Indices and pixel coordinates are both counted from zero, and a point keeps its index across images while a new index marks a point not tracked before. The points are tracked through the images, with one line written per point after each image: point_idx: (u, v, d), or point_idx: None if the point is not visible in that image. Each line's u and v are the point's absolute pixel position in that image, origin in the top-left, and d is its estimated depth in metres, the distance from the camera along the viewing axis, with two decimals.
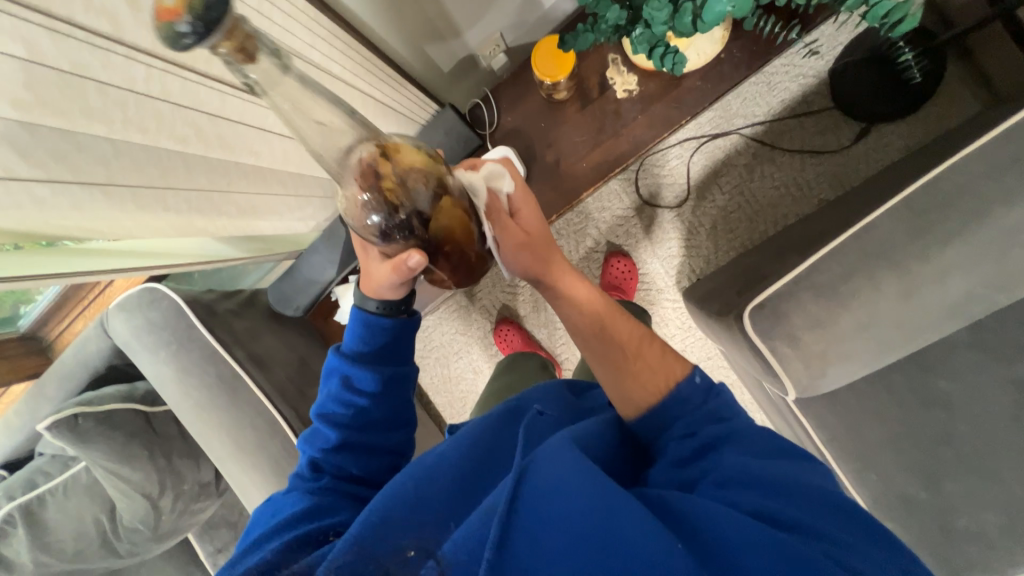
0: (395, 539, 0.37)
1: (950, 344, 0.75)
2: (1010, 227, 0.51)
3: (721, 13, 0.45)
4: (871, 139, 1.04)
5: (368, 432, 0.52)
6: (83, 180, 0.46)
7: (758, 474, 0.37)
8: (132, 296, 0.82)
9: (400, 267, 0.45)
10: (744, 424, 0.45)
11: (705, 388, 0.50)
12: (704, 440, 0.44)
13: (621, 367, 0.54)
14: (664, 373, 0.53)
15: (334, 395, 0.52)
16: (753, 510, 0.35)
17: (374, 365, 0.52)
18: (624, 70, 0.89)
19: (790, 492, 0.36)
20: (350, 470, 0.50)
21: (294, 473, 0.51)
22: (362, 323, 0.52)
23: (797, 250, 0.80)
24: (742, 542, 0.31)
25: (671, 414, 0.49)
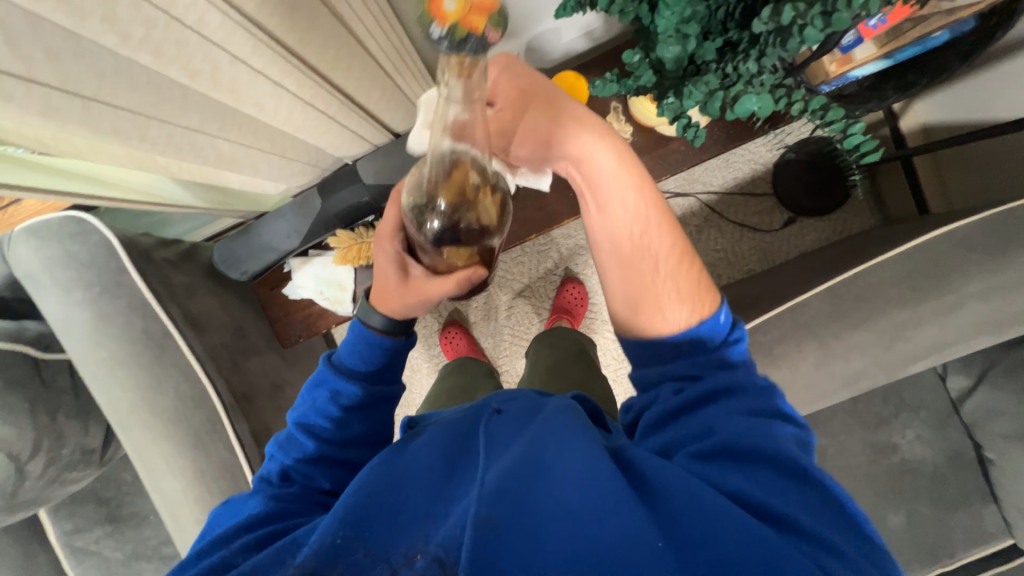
0: (393, 547, 0.39)
1: (833, 408, 0.91)
2: (898, 324, 0.64)
3: (748, 110, 0.53)
4: (794, 228, 1.22)
5: (344, 448, 0.54)
6: (67, 87, 0.41)
7: (735, 446, 0.42)
8: (53, 222, 0.70)
9: (463, 281, 0.54)
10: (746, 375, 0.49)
11: (726, 328, 0.51)
12: (702, 390, 0.47)
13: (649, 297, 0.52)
14: (690, 304, 0.51)
15: (319, 407, 0.55)
16: (734, 491, 0.40)
17: (364, 382, 0.56)
18: (623, 119, 0.96)
19: (758, 467, 0.41)
20: (320, 482, 0.52)
21: (262, 476, 0.53)
22: (360, 338, 0.57)
23: (734, 308, 0.92)
24: (708, 512, 0.37)
25: (685, 348, 0.50)
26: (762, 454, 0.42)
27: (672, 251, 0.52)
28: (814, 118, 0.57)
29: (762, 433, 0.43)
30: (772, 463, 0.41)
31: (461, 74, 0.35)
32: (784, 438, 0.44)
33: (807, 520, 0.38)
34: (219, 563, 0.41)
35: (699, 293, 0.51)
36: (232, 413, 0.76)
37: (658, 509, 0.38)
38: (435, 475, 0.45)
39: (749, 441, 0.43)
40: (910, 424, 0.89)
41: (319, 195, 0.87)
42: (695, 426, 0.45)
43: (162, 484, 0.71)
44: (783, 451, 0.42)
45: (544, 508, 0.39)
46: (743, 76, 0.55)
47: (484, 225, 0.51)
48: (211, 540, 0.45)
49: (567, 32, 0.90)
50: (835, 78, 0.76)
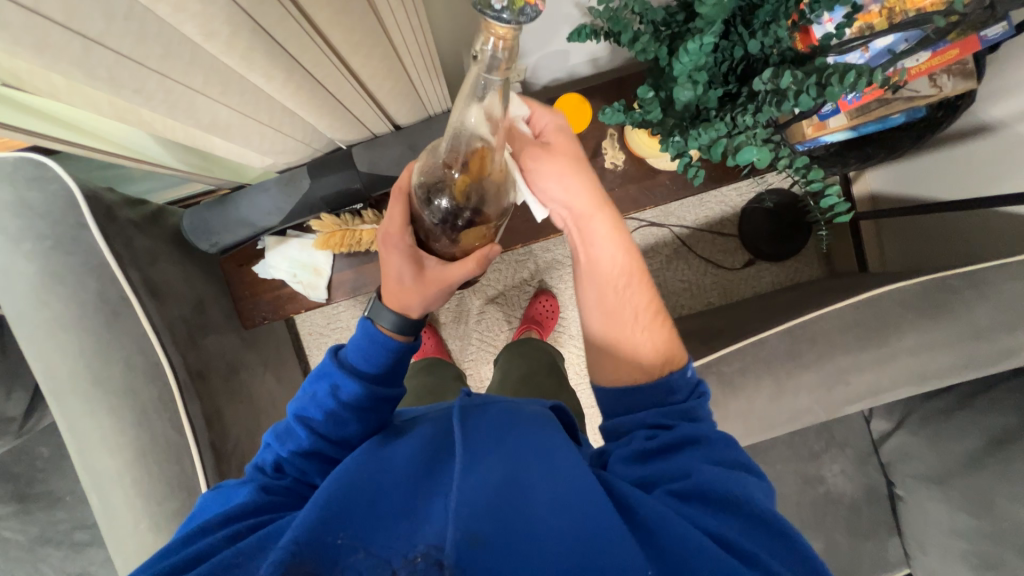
0: (367, 550, 0.38)
1: (774, 440, 0.98)
2: (841, 367, 0.72)
3: (748, 159, 0.58)
4: (753, 269, 1.32)
5: (340, 446, 0.52)
6: (73, 25, 0.38)
7: (709, 491, 0.44)
8: (3, 161, 0.63)
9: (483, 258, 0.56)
10: (711, 429, 0.52)
11: (691, 385, 0.56)
12: (676, 441, 0.49)
13: (618, 343, 0.58)
14: (654, 351, 0.57)
15: (319, 401, 0.52)
16: (710, 531, 0.42)
17: (367, 381, 0.53)
18: (617, 147, 1.01)
19: (729, 507, 0.44)
20: (313, 478, 0.50)
21: (254, 466, 0.51)
22: (371, 338, 0.54)
23: (697, 338, 0.98)
24: (685, 551, 0.39)
25: (653, 395, 0.55)
26: (729, 498, 0.44)
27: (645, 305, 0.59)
28: (796, 173, 0.64)
29: (730, 479, 0.45)
30: (738, 509, 0.43)
31: (500, 49, 0.35)
32: (751, 479, 0.47)
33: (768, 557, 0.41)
34: (200, 551, 0.40)
35: (661, 337, 0.58)
36: (186, 391, 0.71)
37: (647, 545, 0.40)
38: (421, 473, 0.45)
39: (722, 486, 0.45)
40: (837, 459, 0.98)
41: (308, 174, 0.84)
42: (672, 471, 0.47)
43: (95, 462, 0.65)
44: (751, 500, 0.44)
45: (529, 529, 0.39)
46: (740, 127, 0.59)
47: (495, 207, 0.52)
48: (192, 530, 0.43)
49: (575, 56, 0.94)
50: (810, 138, 0.83)
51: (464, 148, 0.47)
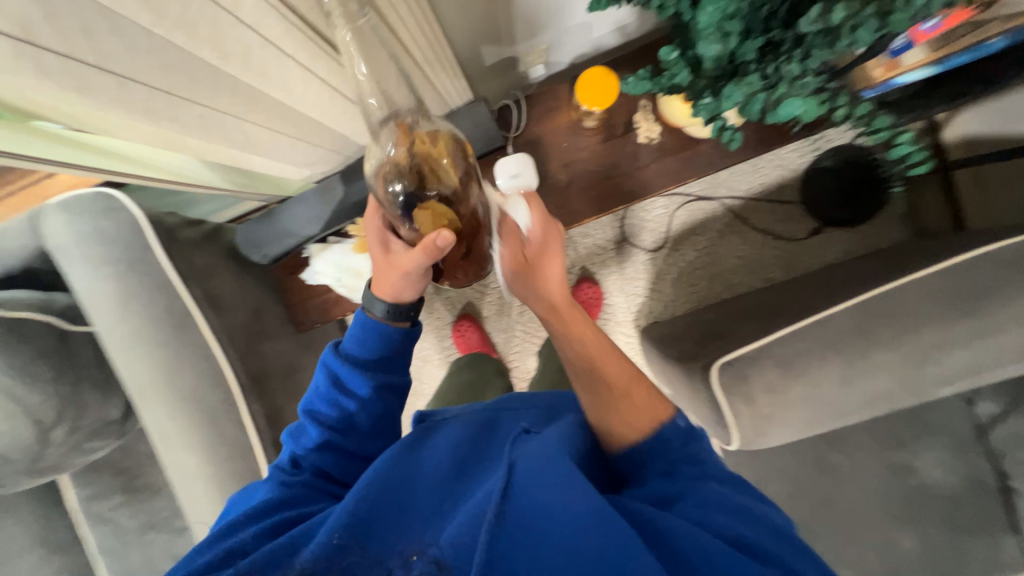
0: (383, 549, 0.39)
1: (851, 426, 0.88)
2: (930, 345, 0.62)
3: (792, 114, 0.51)
4: (820, 238, 1.18)
5: (350, 437, 0.54)
6: (102, 65, 0.41)
7: (721, 504, 0.43)
8: (84, 198, 0.72)
9: (429, 246, 0.52)
10: (715, 467, 0.49)
11: (686, 431, 0.52)
12: (673, 470, 0.48)
13: (610, 412, 0.54)
14: (648, 417, 0.53)
15: (324, 394, 0.55)
16: (727, 535, 0.40)
17: (369, 371, 0.55)
18: (651, 118, 0.95)
19: (747, 519, 0.42)
20: (327, 470, 0.52)
21: (273, 465, 0.53)
22: (367, 328, 0.57)
23: (754, 318, 0.89)
24: (701, 557, 0.37)
25: (653, 451, 0.51)
26: (744, 510, 0.43)
27: (626, 377, 0.56)
28: (860, 124, 0.54)
29: (737, 496, 0.45)
30: (751, 520, 0.42)
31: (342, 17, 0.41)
32: (752, 498, 0.46)
33: (788, 562, 0.39)
34: (233, 547, 0.41)
35: (648, 405, 0.54)
36: (247, 393, 0.77)
37: (661, 551, 0.37)
38: (443, 481, 0.45)
39: (733, 503, 0.43)
40: (932, 448, 0.84)
41: (341, 181, 0.87)
42: (681, 488, 0.45)
43: (177, 459, 0.73)
44: (758, 512, 0.43)
45: (552, 514, 0.38)
46: (786, 78, 0.53)
47: (445, 182, 0.52)
48: (223, 526, 0.45)
49: (599, 26, 0.88)
50: (879, 83, 0.72)
51: (388, 135, 0.49)
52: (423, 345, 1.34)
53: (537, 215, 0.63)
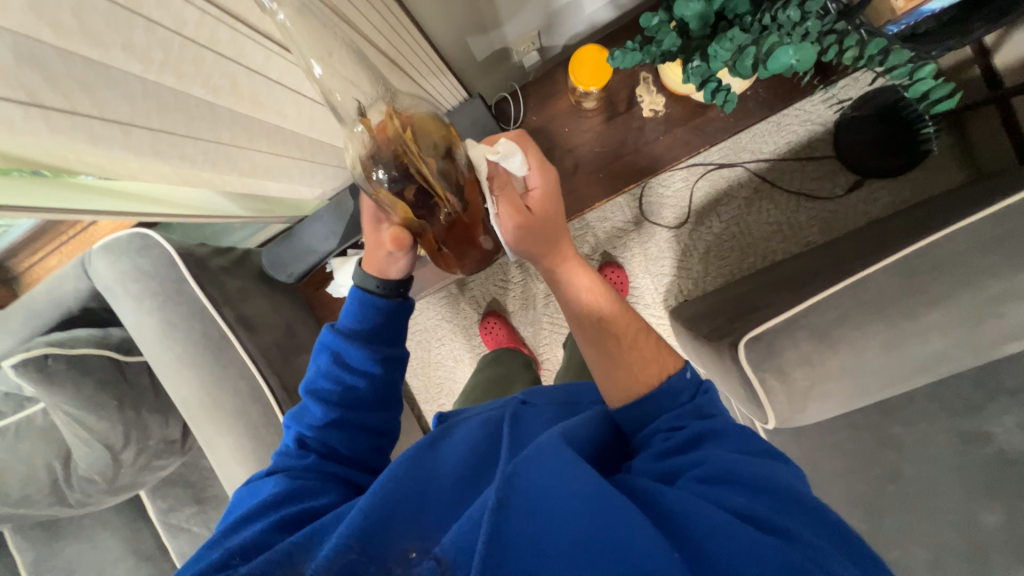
0: (389, 544, 0.40)
1: (910, 394, 0.80)
2: (990, 298, 0.55)
3: (785, 64, 0.47)
4: (861, 193, 1.06)
5: (352, 411, 0.57)
6: (106, 116, 0.44)
7: (732, 471, 0.39)
8: (121, 240, 0.78)
9: (393, 230, 0.53)
10: (727, 422, 0.46)
11: (694, 383, 0.51)
12: (686, 439, 0.44)
13: (619, 366, 0.53)
14: (654, 369, 0.52)
15: (324, 371, 0.58)
16: (739, 509, 0.36)
17: (364, 345, 0.58)
18: (654, 91, 0.98)
19: (765, 491, 0.38)
20: (334, 446, 0.55)
21: (279, 451, 0.56)
22: (361, 302, 0.59)
23: (789, 287, 0.83)
24: (707, 533, 0.35)
25: (659, 407, 0.50)
26: (760, 480, 0.38)
27: (629, 328, 0.56)
28: (871, 64, 0.50)
29: (756, 462, 0.40)
30: (769, 490, 0.38)
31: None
32: (778, 466, 0.41)
33: (811, 536, 0.35)
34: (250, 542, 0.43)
35: (656, 357, 0.53)
36: (284, 405, 0.82)
37: (667, 530, 0.36)
38: (456, 479, 0.46)
39: (752, 471, 0.39)
40: (1011, 410, 0.75)
41: (351, 195, 0.89)
42: (693, 457, 0.42)
43: (228, 473, 0.78)
44: (781, 481, 0.39)
45: (552, 496, 0.38)
46: (784, 26, 0.48)
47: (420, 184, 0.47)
48: (236, 520, 0.47)
49: (588, 3, 0.85)
50: (903, 16, 0.65)
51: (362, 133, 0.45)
52: (453, 346, 1.36)
53: (535, 165, 0.57)
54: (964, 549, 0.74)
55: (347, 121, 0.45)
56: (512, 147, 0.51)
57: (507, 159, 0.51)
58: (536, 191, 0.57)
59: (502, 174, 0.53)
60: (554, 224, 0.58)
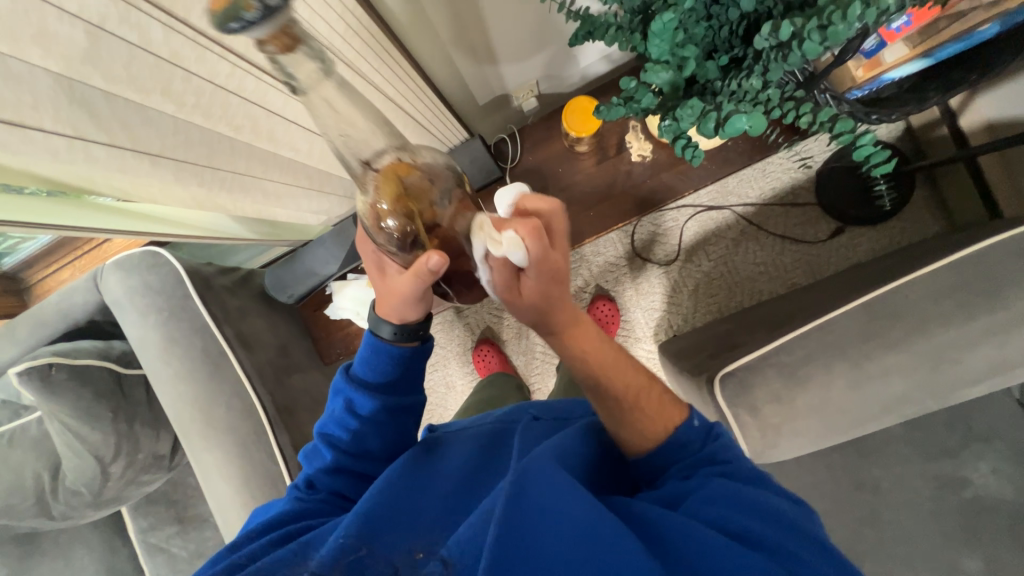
0: (395, 547, 0.39)
1: (887, 436, 0.81)
2: (946, 344, 0.59)
3: (739, 129, 0.52)
4: (843, 238, 1.09)
5: (361, 459, 0.55)
6: (138, 148, 0.49)
7: (734, 497, 0.40)
8: (133, 256, 0.83)
9: (422, 272, 0.45)
10: (743, 469, 0.45)
11: (704, 431, 0.50)
12: (697, 470, 0.45)
13: (622, 424, 0.51)
14: (662, 424, 0.50)
15: (337, 417, 0.55)
16: (731, 530, 0.37)
17: (378, 395, 0.54)
18: (642, 138, 1.08)
19: (759, 514, 0.39)
20: (341, 489, 0.54)
21: (292, 484, 0.55)
22: (377, 351, 0.54)
23: (768, 326, 0.86)
24: (706, 550, 0.35)
25: (669, 458, 0.49)
26: (755, 505, 0.40)
27: (635, 392, 0.51)
28: (822, 129, 0.56)
29: (756, 490, 0.42)
30: (764, 514, 0.39)
31: (276, 49, 0.32)
32: (774, 495, 0.42)
33: (803, 556, 0.36)
34: (246, 555, 0.43)
35: (663, 405, 0.52)
36: (275, 424, 0.83)
37: (663, 547, 0.35)
38: (454, 486, 0.46)
39: (752, 497, 0.40)
40: (984, 455, 0.77)
41: (354, 223, 0.94)
42: (697, 482, 0.43)
43: (215, 490, 0.79)
44: (779, 508, 0.40)
45: (553, 509, 0.37)
46: (748, 93, 0.55)
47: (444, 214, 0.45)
48: (239, 537, 0.47)
49: (583, 57, 0.93)
50: (864, 83, 0.75)
51: (366, 182, 0.42)
52: (445, 371, 1.38)
53: (537, 251, 0.44)
54: None
55: (360, 168, 0.41)
56: (513, 242, 0.42)
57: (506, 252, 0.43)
58: (531, 276, 0.46)
59: (500, 263, 0.45)
60: (557, 297, 0.48)
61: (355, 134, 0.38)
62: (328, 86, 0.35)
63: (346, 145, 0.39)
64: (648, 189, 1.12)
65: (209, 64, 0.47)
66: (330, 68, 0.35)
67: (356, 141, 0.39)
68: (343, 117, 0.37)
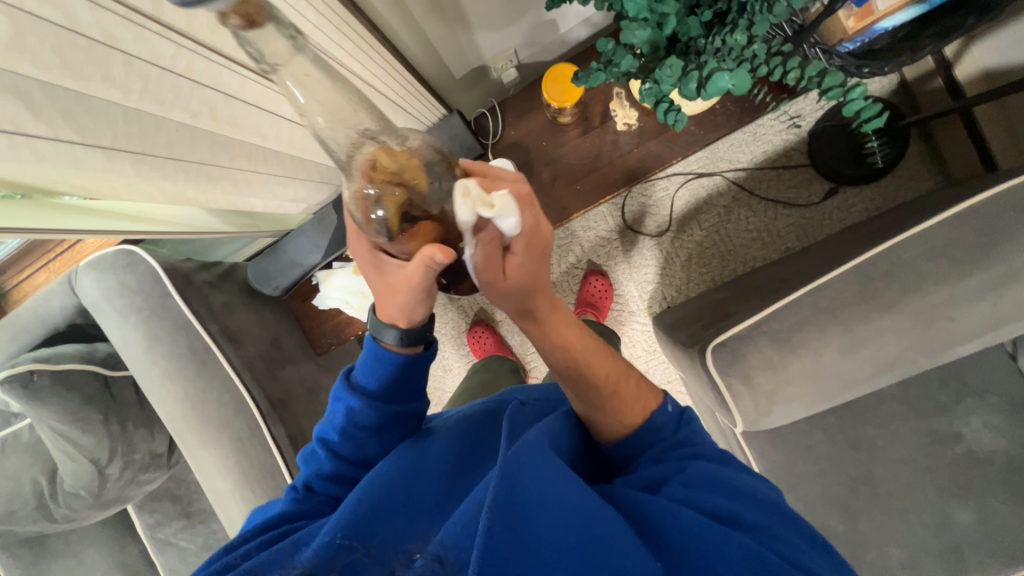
0: (389, 546, 0.39)
1: (880, 396, 0.81)
2: (940, 302, 0.58)
3: (722, 88, 0.49)
4: (838, 199, 1.07)
5: (364, 466, 0.52)
6: (89, 142, 0.46)
7: (721, 480, 0.41)
8: (107, 256, 0.81)
9: (428, 263, 0.42)
10: (710, 448, 0.47)
11: (677, 416, 0.52)
12: (677, 454, 0.46)
13: (603, 410, 0.51)
14: (638, 408, 0.51)
15: (336, 424, 0.52)
16: (718, 512, 0.38)
17: (379, 403, 0.51)
18: (627, 105, 1.04)
19: (740, 497, 0.40)
20: (341, 494, 0.52)
21: (288, 484, 0.53)
22: (379, 359, 0.51)
23: (760, 293, 0.85)
24: (692, 532, 0.35)
25: (647, 441, 0.49)
26: (738, 487, 0.41)
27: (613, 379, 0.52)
28: (811, 85, 0.54)
29: (738, 473, 0.42)
30: (745, 495, 0.40)
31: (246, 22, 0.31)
32: (754, 478, 0.43)
33: (781, 532, 0.37)
34: (238, 556, 0.42)
35: (640, 389, 0.53)
36: (269, 417, 0.83)
37: (650, 535, 0.36)
38: (444, 479, 0.46)
39: (729, 478, 0.41)
40: (976, 410, 0.77)
41: (335, 210, 0.91)
42: (678, 465, 0.44)
43: (213, 486, 0.78)
44: (760, 491, 0.41)
45: (546, 495, 0.37)
46: (733, 49, 0.52)
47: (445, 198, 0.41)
48: (238, 537, 0.46)
49: (561, 22, 0.89)
50: (856, 34, 0.71)
51: (352, 166, 0.40)
52: (441, 354, 1.37)
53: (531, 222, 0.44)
54: (938, 549, 0.75)
55: (343, 152, 0.39)
56: (509, 203, 0.39)
57: (499, 218, 0.39)
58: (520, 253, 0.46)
59: (488, 231, 0.42)
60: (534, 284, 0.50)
61: (335, 113, 0.37)
62: (300, 61, 0.34)
63: (330, 125, 0.37)
64: (636, 159, 1.09)
65: (151, 44, 0.44)
66: (301, 42, 0.34)
67: (344, 120, 0.37)
68: (321, 98, 0.36)
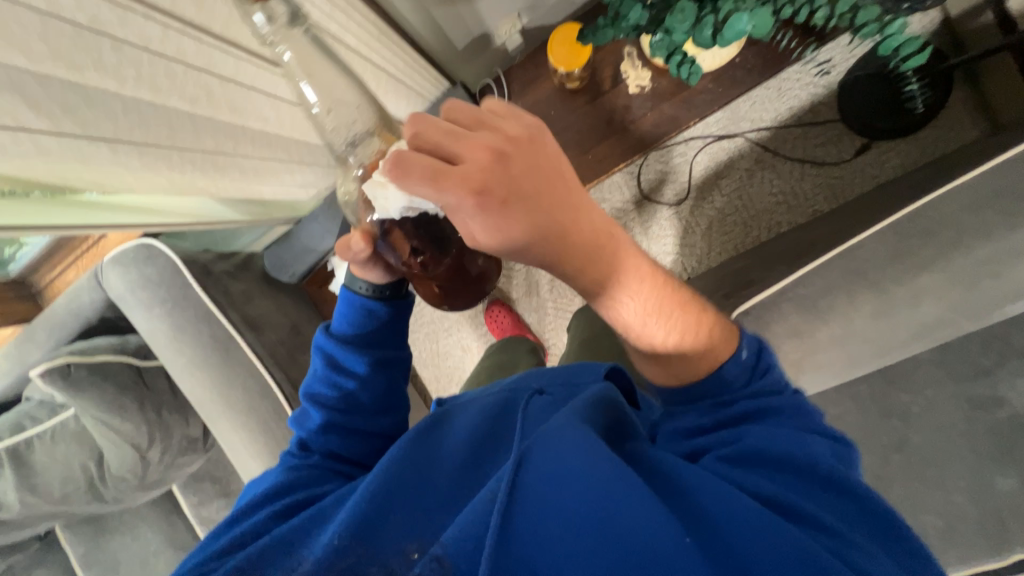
0: (389, 546, 0.37)
1: (916, 360, 0.77)
2: (985, 258, 0.53)
3: (740, 32, 0.47)
4: (870, 155, 1.00)
5: (352, 415, 0.55)
6: (91, 134, 0.46)
7: (771, 454, 0.38)
8: (128, 251, 0.82)
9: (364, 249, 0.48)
10: (791, 400, 0.44)
11: (751, 367, 0.46)
12: (729, 414, 0.43)
13: (669, 365, 0.46)
14: (704, 360, 0.46)
15: (321, 376, 0.56)
16: (764, 495, 0.35)
17: (360, 349, 0.56)
18: (638, 66, 0.99)
19: (793, 473, 0.37)
20: (337, 450, 0.52)
21: (285, 451, 0.55)
22: (354, 306, 0.56)
23: (787, 259, 0.81)
24: (732, 516, 0.33)
25: (708, 393, 0.45)
26: (792, 461, 0.37)
27: (680, 332, 0.45)
28: (838, 21, 0.51)
29: (794, 438, 0.39)
30: (798, 470, 0.37)
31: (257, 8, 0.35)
32: (816, 441, 0.40)
33: (846, 530, 0.34)
34: (250, 531, 0.42)
35: (708, 339, 0.46)
36: (293, 400, 0.85)
37: (683, 509, 0.34)
38: (461, 466, 0.44)
39: (782, 449, 0.38)
40: None
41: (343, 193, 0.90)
42: (728, 434, 0.41)
43: (245, 467, 0.81)
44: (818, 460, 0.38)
45: (564, 476, 0.35)
46: None
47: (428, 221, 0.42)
48: (243, 508, 0.47)
49: None
50: None
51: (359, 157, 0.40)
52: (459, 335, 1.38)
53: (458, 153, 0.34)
54: None
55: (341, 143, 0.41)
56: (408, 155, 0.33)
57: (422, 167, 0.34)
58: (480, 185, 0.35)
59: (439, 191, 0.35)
60: (582, 241, 0.40)
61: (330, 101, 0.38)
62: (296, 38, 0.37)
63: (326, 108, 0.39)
64: (650, 124, 1.04)
65: (137, 27, 0.43)
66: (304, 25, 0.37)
67: (340, 108, 0.39)
68: (319, 80, 0.38)
